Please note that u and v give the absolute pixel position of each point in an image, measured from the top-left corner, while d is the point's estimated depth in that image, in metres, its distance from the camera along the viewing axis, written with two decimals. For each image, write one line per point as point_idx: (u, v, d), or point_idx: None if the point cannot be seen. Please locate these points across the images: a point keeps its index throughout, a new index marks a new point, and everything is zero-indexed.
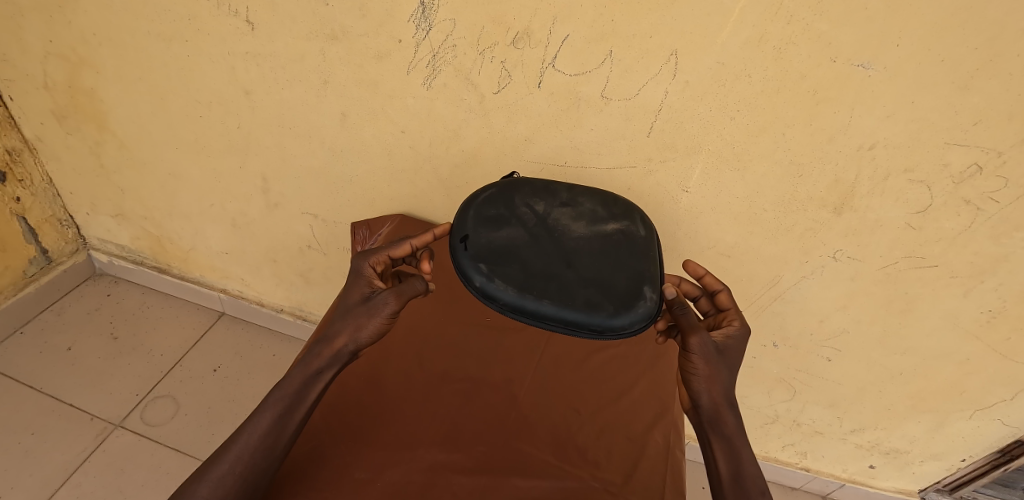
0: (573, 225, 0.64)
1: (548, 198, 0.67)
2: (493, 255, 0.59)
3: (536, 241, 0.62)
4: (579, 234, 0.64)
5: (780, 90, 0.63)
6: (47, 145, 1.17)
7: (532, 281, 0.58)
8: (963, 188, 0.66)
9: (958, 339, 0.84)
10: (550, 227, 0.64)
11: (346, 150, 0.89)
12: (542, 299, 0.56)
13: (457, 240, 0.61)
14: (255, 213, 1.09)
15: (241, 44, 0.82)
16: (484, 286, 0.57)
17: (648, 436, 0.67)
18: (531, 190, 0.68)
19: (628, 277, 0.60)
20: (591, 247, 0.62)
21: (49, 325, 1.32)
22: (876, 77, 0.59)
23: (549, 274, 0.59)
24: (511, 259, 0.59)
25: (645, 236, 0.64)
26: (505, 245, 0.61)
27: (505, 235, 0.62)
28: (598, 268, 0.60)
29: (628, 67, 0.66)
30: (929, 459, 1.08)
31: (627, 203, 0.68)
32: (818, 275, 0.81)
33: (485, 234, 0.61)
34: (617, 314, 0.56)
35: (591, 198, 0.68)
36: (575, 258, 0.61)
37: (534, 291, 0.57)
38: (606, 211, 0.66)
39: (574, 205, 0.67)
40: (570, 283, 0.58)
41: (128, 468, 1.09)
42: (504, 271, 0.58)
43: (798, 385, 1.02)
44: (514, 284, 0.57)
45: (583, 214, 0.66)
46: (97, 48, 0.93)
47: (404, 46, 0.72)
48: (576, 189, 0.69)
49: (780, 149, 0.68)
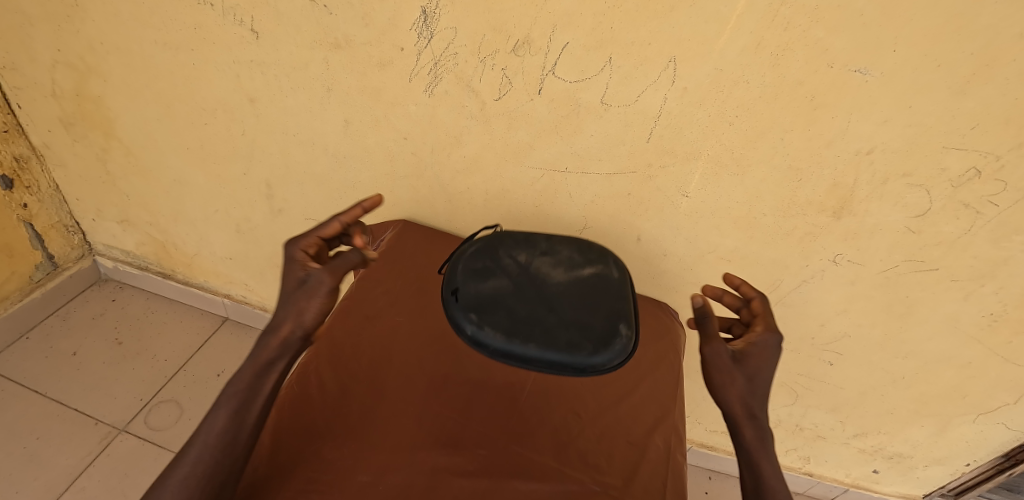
0: (553, 272, 0.67)
1: (528, 248, 0.69)
2: (479, 304, 0.60)
3: (520, 289, 0.64)
4: (559, 281, 0.66)
5: (778, 96, 0.64)
6: (54, 152, 1.19)
7: (516, 326, 0.59)
8: (961, 192, 0.66)
9: (959, 343, 0.84)
10: (532, 275, 0.66)
11: (349, 157, 0.90)
12: (526, 342, 0.57)
13: (447, 293, 0.62)
14: (259, 218, 1.10)
15: (244, 53, 0.83)
16: (473, 333, 0.58)
17: (649, 439, 0.67)
18: (513, 240, 0.70)
19: (603, 317, 0.62)
20: (569, 294, 0.64)
21: (55, 330, 1.33)
22: (872, 82, 0.60)
23: (531, 318, 0.60)
24: (497, 307, 0.60)
25: (617, 278, 0.67)
26: (490, 294, 0.62)
27: (491, 285, 0.63)
28: (579, 309, 0.62)
29: (627, 74, 0.66)
30: (932, 464, 1.08)
31: (601, 247, 0.71)
32: (819, 279, 0.82)
33: (471, 284, 0.63)
34: (596, 351, 0.58)
35: (567, 245, 0.71)
36: (556, 302, 0.63)
37: (519, 335, 0.58)
38: (582, 255, 0.69)
39: (553, 253, 0.69)
40: (551, 326, 0.60)
41: (133, 472, 1.10)
42: (492, 319, 0.59)
43: (800, 390, 1.02)
44: (501, 330, 0.58)
45: (560, 261, 0.68)
46: (104, 56, 0.94)
47: (406, 54, 0.73)
48: (554, 238, 0.72)
49: (779, 154, 0.69)
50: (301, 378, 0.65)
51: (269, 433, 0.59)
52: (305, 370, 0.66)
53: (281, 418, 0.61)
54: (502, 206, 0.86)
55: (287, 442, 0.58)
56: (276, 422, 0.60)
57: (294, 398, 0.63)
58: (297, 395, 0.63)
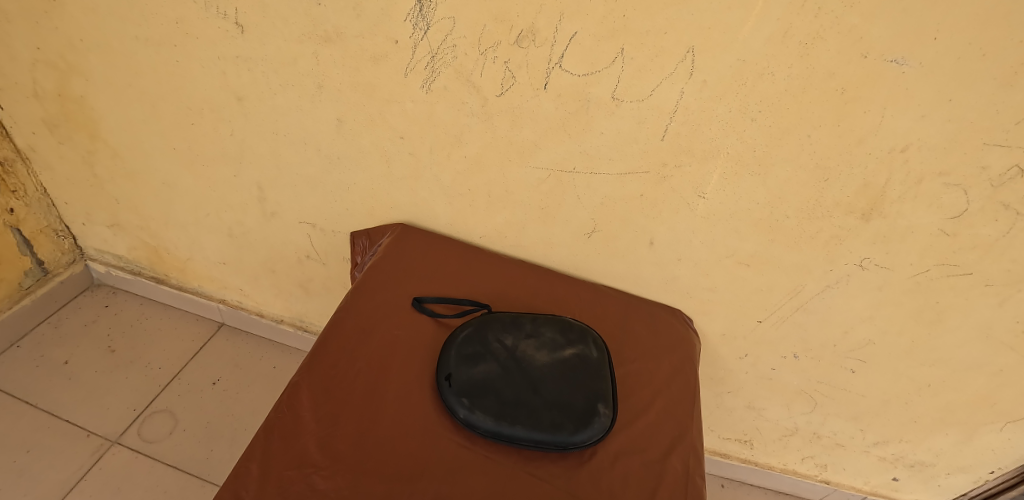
0: (538, 346, 0.66)
1: (514, 331, 0.68)
2: (469, 387, 0.61)
3: (508, 366, 0.63)
4: (545, 354, 0.65)
5: (806, 90, 0.58)
6: (40, 155, 1.14)
7: (504, 409, 0.59)
8: (1002, 192, 0.61)
9: (991, 351, 0.79)
10: (520, 350, 0.65)
11: (342, 158, 0.85)
12: (514, 423, 0.58)
13: (440, 378, 0.62)
14: (251, 222, 1.05)
15: (231, 48, 0.78)
16: (465, 417, 0.59)
17: (666, 462, 0.61)
18: (498, 323, 0.68)
19: (585, 395, 0.62)
20: (555, 375, 0.63)
21: (46, 338, 1.29)
22: (910, 73, 0.55)
23: (518, 400, 0.60)
24: (486, 389, 0.61)
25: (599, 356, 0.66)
26: (480, 375, 0.62)
27: (481, 365, 0.63)
28: (562, 388, 0.62)
29: (640, 66, 0.61)
30: (956, 472, 1.02)
31: (582, 325, 0.69)
32: (844, 284, 0.76)
33: (461, 365, 0.63)
34: (578, 430, 0.59)
35: (551, 325, 0.69)
36: (541, 383, 0.62)
37: (506, 416, 0.59)
38: (564, 337, 0.67)
39: (537, 335, 0.67)
40: (536, 408, 0.60)
41: (126, 486, 1.05)
42: (482, 401, 0.59)
43: (820, 398, 0.96)
44: (491, 412, 0.59)
45: (544, 343, 0.66)
46: (87, 54, 0.90)
47: (401, 47, 0.68)
48: (538, 317, 0.70)
49: (805, 152, 0.63)
50: (290, 401, 0.60)
51: (256, 462, 0.55)
52: (295, 392, 0.61)
53: (270, 445, 0.56)
54: (506, 209, 0.81)
55: (273, 473, 0.54)
56: (264, 448, 0.56)
57: (284, 423, 0.58)
58: (286, 420, 0.58)
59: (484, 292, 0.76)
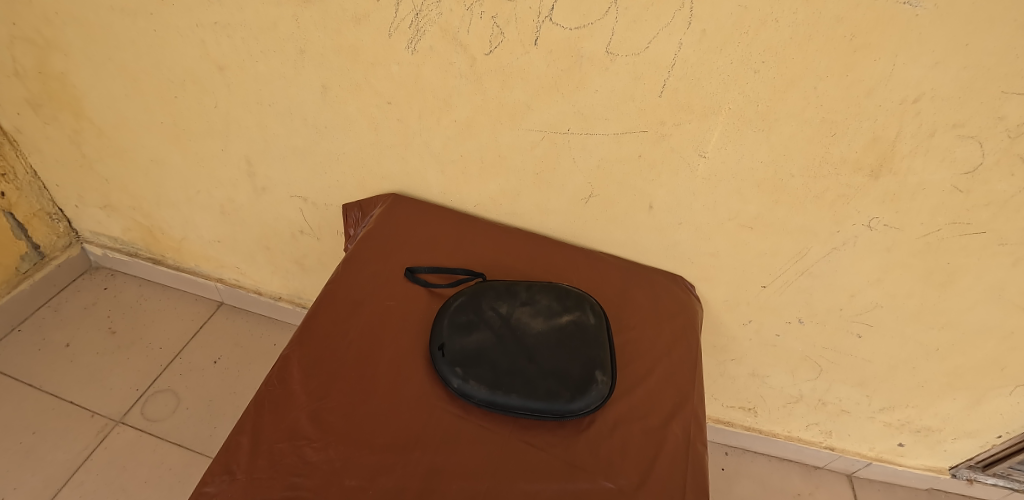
0: (534, 317, 0.64)
1: (509, 299, 0.66)
2: (464, 357, 0.59)
3: (503, 337, 0.62)
4: (540, 324, 0.63)
5: (811, 37, 0.55)
6: (27, 136, 1.12)
7: (499, 378, 0.58)
8: (1018, 144, 0.58)
9: (1002, 313, 0.77)
10: (516, 321, 0.63)
11: (330, 127, 0.82)
12: (509, 392, 0.57)
13: (433, 349, 0.60)
14: (242, 198, 1.03)
15: (208, 14, 0.75)
16: (459, 388, 0.57)
17: (666, 428, 0.60)
18: (493, 292, 0.66)
19: (581, 362, 0.60)
20: (550, 343, 0.61)
21: (47, 322, 1.29)
22: (924, 16, 0.51)
23: (513, 370, 0.59)
24: (481, 359, 0.59)
25: (596, 323, 0.64)
26: (475, 347, 0.60)
27: (476, 337, 0.61)
28: (559, 356, 0.60)
29: (635, 17, 0.58)
30: (962, 437, 1.01)
31: (578, 292, 0.67)
32: (851, 246, 0.74)
33: (456, 336, 0.61)
34: (574, 398, 0.57)
35: (546, 293, 0.67)
36: (536, 351, 0.61)
37: (501, 385, 0.57)
38: (561, 304, 0.66)
39: (532, 302, 0.66)
40: (531, 376, 0.58)
41: (132, 464, 1.06)
42: (477, 372, 0.58)
43: (824, 364, 0.94)
44: (486, 382, 0.57)
45: (540, 311, 0.65)
46: (63, 27, 0.87)
47: (383, 6, 0.65)
48: (534, 285, 0.68)
49: (811, 105, 0.60)
50: (280, 374, 0.59)
51: (247, 434, 0.54)
52: (285, 365, 0.60)
53: (261, 419, 0.55)
54: (500, 176, 0.78)
55: (264, 445, 0.53)
56: (255, 422, 0.55)
57: (274, 396, 0.57)
58: (277, 393, 0.57)
59: (478, 261, 0.74)
